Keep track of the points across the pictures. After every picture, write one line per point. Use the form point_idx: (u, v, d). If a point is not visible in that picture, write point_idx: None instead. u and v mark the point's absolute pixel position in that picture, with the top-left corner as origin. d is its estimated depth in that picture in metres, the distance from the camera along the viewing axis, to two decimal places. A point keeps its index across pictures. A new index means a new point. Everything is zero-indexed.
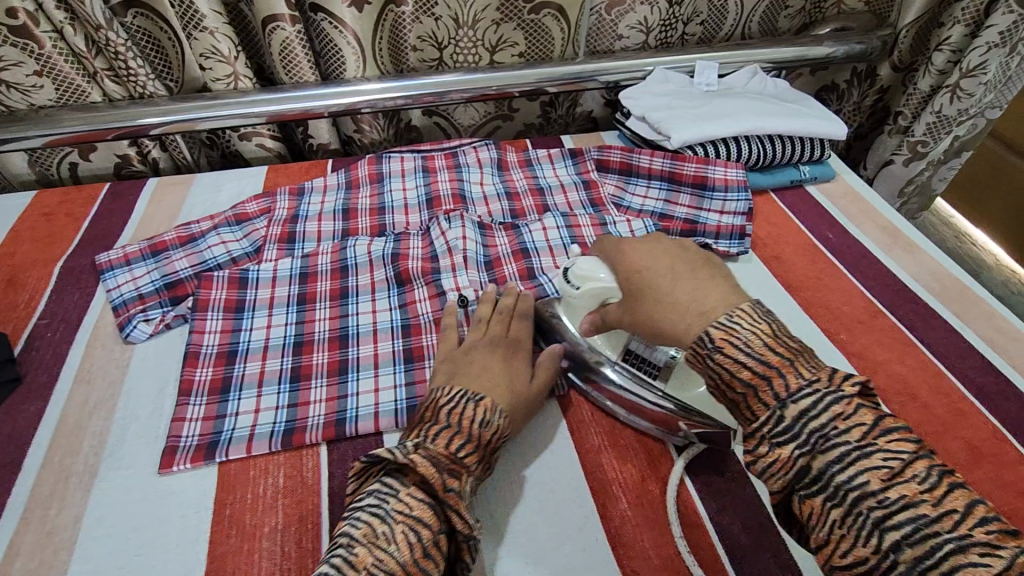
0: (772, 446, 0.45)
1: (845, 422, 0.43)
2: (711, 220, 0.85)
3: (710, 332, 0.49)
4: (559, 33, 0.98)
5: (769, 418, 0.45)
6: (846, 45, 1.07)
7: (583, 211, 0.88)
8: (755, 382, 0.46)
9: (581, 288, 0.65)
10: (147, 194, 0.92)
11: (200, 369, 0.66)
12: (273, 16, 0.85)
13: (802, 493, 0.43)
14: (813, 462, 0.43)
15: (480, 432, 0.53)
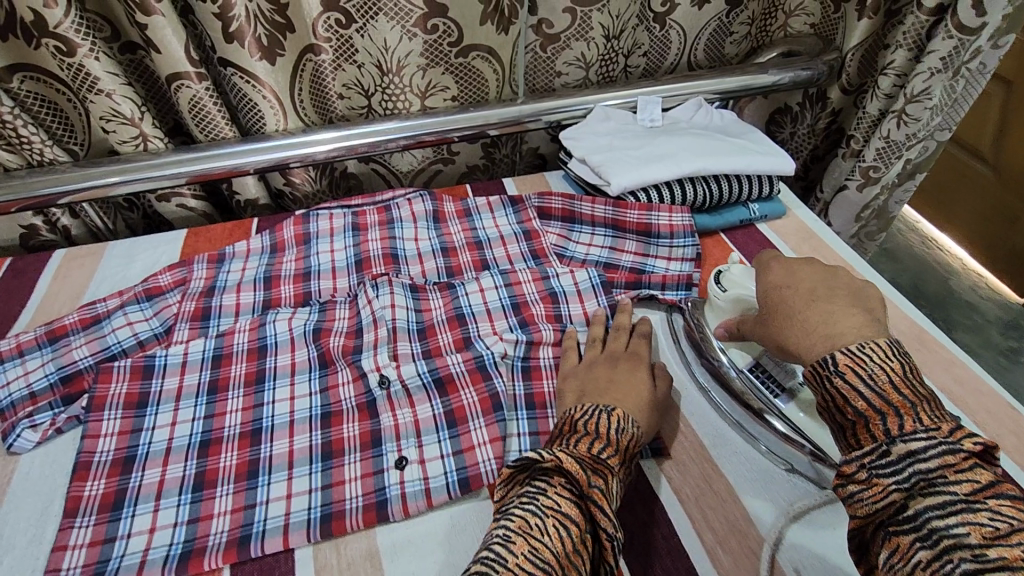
0: (869, 476, 0.44)
1: (955, 474, 0.41)
2: (658, 269, 0.81)
3: (835, 356, 0.48)
4: (493, 75, 0.93)
5: (871, 451, 0.45)
6: (791, 72, 1.04)
7: (524, 265, 0.82)
8: (867, 413, 0.46)
9: (727, 292, 0.68)
10: (52, 269, 0.84)
11: (90, 483, 0.59)
12: (176, 75, 0.79)
13: (892, 529, 0.42)
14: (909, 502, 0.42)
15: (615, 437, 0.55)
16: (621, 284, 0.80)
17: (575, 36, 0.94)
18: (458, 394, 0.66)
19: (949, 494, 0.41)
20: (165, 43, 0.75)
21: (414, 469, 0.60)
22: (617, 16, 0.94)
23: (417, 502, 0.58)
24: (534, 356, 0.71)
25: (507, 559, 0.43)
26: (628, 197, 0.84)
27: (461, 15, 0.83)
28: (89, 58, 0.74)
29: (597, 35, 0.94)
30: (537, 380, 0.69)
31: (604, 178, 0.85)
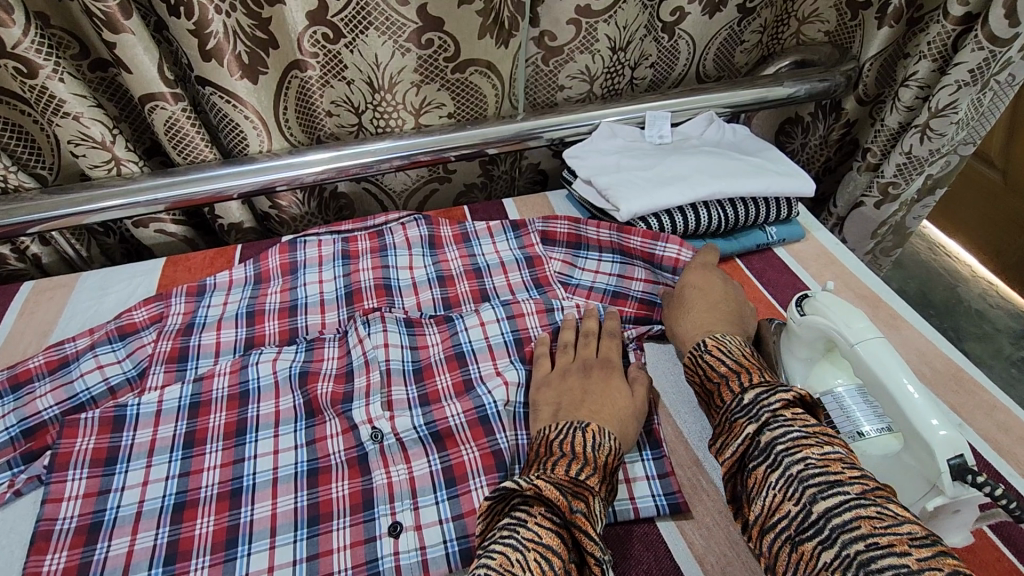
0: (732, 423, 0.52)
1: (791, 412, 0.50)
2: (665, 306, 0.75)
3: (705, 338, 0.60)
4: (491, 90, 0.88)
5: (732, 402, 0.53)
6: (807, 84, 0.98)
7: (527, 296, 0.76)
8: (730, 374, 0.56)
9: (806, 317, 0.58)
10: (19, 303, 0.78)
11: (51, 557, 0.53)
12: (150, 96, 0.73)
13: (751, 464, 0.49)
14: (761, 434, 0.49)
15: (592, 455, 0.53)
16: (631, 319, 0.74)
17: (579, 48, 0.88)
18: (458, 449, 0.60)
19: (790, 428, 0.48)
20: (137, 62, 0.69)
21: (410, 537, 0.55)
22: (624, 27, 0.88)
23: None
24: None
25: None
26: (638, 222, 0.78)
27: (457, 28, 0.78)
28: (53, 80, 0.68)
29: (602, 47, 0.89)
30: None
31: (612, 204, 0.79)
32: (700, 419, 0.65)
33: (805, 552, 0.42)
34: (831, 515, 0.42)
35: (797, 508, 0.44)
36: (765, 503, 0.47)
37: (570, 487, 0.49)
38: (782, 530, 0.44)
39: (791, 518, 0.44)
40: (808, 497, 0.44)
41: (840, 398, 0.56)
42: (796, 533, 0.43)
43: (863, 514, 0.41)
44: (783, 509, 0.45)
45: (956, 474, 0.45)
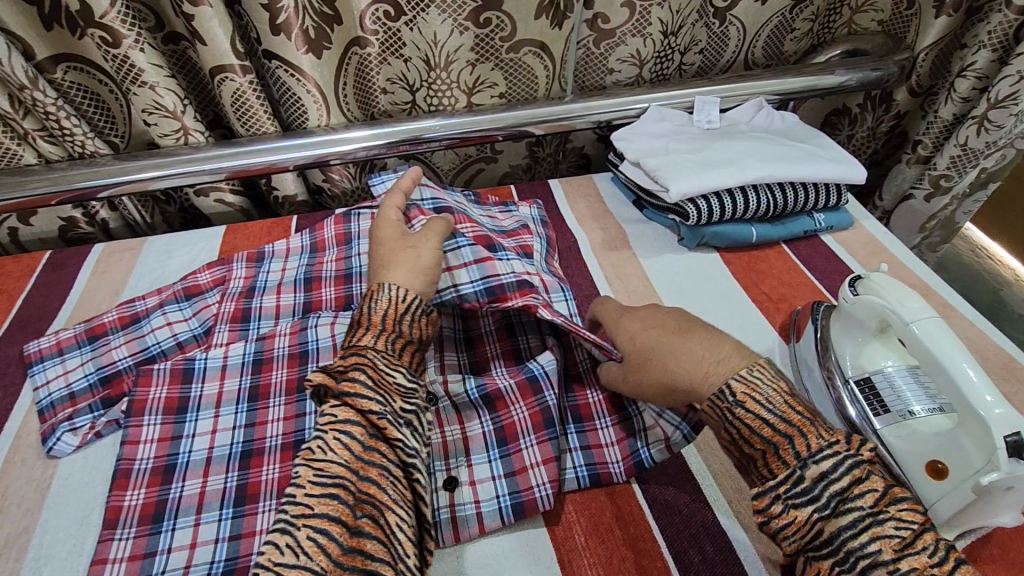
0: (786, 507, 0.43)
1: (860, 485, 0.42)
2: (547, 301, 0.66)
3: (732, 384, 0.48)
4: (543, 72, 0.89)
5: (786, 479, 0.43)
6: (859, 73, 0.97)
7: (525, 259, 0.73)
8: (776, 441, 0.45)
9: (860, 296, 0.59)
10: (92, 263, 0.83)
11: (130, 493, 0.57)
12: (220, 67, 0.76)
13: (813, 555, 0.41)
14: (826, 525, 0.41)
15: (375, 317, 0.53)
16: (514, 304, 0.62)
17: (631, 32, 0.89)
18: (508, 410, 0.61)
19: (857, 511, 0.40)
20: (211, 35, 0.72)
21: (465, 492, 0.57)
22: (677, 11, 0.89)
23: (469, 527, 0.55)
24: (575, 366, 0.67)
25: (297, 492, 0.42)
26: (687, 204, 0.78)
27: (515, 8, 0.79)
28: (134, 49, 0.72)
29: (654, 30, 0.89)
30: (580, 391, 0.65)
31: (662, 185, 0.79)
32: None
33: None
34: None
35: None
36: None
37: (344, 363, 0.49)
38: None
39: None
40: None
41: (890, 378, 0.57)
42: None
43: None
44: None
45: (1013, 451, 0.46)
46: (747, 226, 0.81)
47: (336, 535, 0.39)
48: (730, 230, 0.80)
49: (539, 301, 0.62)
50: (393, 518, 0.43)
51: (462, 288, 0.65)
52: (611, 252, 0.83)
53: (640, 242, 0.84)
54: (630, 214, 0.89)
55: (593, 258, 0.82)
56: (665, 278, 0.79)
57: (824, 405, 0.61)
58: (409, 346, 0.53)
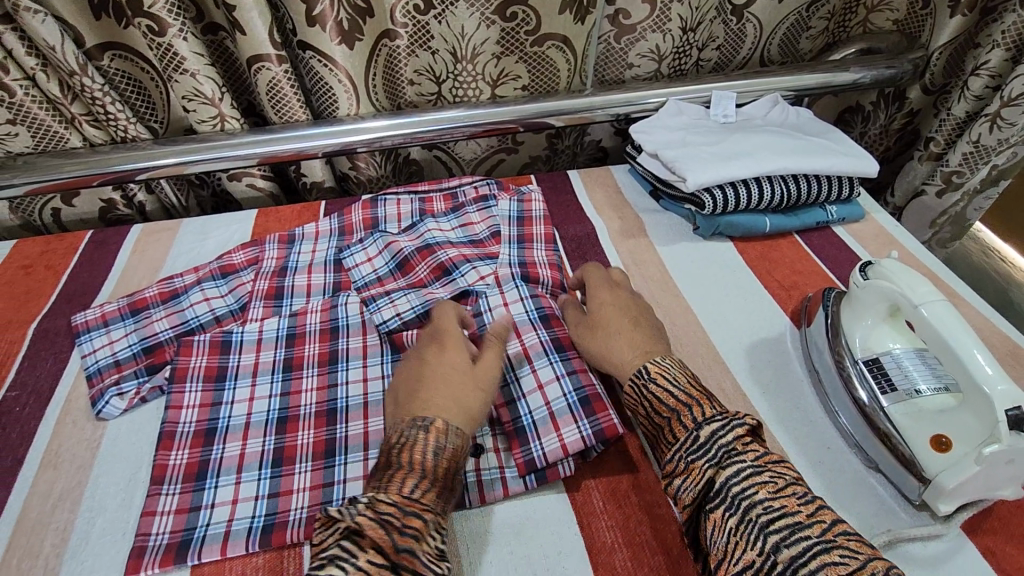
0: (686, 465, 0.51)
1: (743, 445, 0.50)
2: (491, 301, 0.71)
3: (647, 366, 0.58)
4: (565, 65, 0.92)
5: (686, 440, 0.52)
6: (873, 70, 1.00)
7: (484, 263, 0.77)
8: (679, 410, 0.54)
9: (870, 281, 0.62)
10: (131, 242, 0.87)
11: (175, 453, 0.61)
12: (258, 57, 0.79)
13: (707, 507, 0.48)
14: (717, 475, 0.49)
15: (431, 462, 0.51)
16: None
17: (651, 27, 0.92)
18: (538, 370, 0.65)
19: (742, 463, 0.49)
20: (251, 25, 0.76)
21: (490, 458, 0.60)
22: (696, 8, 0.91)
23: (494, 490, 0.58)
24: (547, 305, 0.71)
25: (357, 555, 0.43)
26: (703, 194, 0.81)
27: (540, 3, 0.82)
28: (178, 38, 0.75)
29: (674, 26, 0.92)
30: (557, 325, 0.69)
31: (679, 175, 0.82)
32: (763, 378, 0.67)
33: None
34: (797, 566, 0.42)
35: (761, 558, 0.44)
36: (725, 549, 0.46)
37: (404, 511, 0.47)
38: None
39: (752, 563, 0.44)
40: (772, 546, 0.44)
41: (898, 360, 0.60)
42: None
43: (828, 561, 0.42)
44: (747, 559, 0.44)
45: (1013, 424, 0.48)
46: (761, 217, 0.83)
47: None
48: (744, 220, 0.82)
49: None
50: (426, 549, 0.46)
51: (405, 314, 0.71)
52: (628, 239, 0.86)
53: (656, 231, 0.87)
54: (646, 204, 0.92)
55: (610, 245, 0.85)
56: (680, 265, 0.82)
57: (832, 383, 0.63)
58: (445, 488, 0.51)
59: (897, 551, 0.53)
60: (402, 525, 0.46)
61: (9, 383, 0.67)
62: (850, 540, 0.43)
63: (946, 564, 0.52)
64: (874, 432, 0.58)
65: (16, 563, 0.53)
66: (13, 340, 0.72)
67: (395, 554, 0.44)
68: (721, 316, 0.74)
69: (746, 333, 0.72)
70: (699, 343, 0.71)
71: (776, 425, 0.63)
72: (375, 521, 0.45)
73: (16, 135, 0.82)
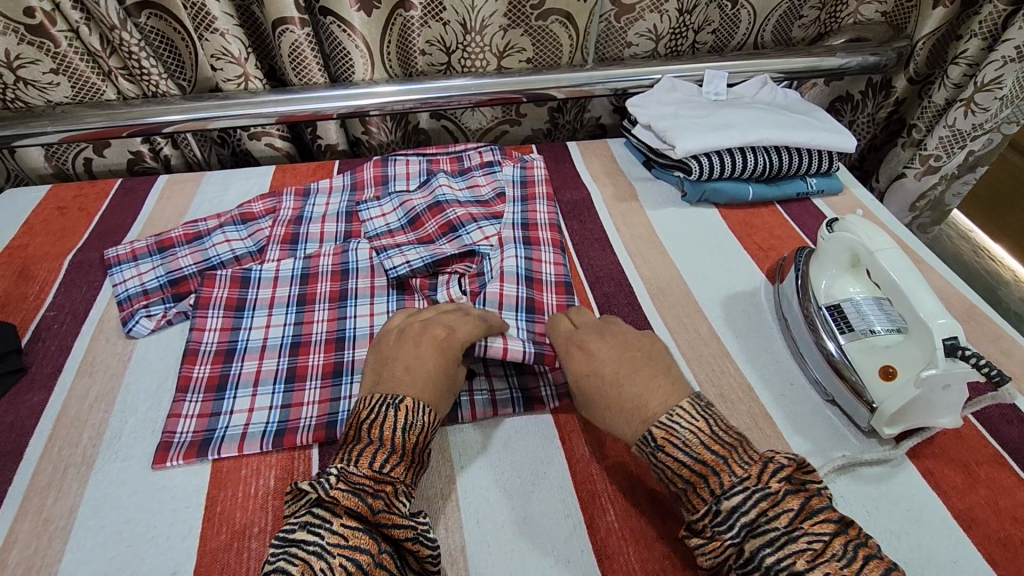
0: (712, 534, 0.46)
1: (773, 509, 0.45)
2: (493, 262, 0.76)
3: (653, 432, 0.52)
4: (567, 40, 0.99)
5: (707, 514, 0.47)
6: (859, 57, 1.05)
7: (489, 223, 0.82)
8: (693, 481, 0.49)
9: (836, 233, 0.68)
10: (158, 191, 0.94)
11: (198, 366, 0.67)
12: (283, 19, 0.85)
13: (739, 574, 0.45)
14: (745, 547, 0.45)
15: (401, 439, 0.52)
16: (449, 271, 0.77)
17: (649, 8, 0.98)
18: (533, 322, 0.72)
19: (769, 538, 0.44)
20: None
21: (481, 381, 0.66)
22: None
23: (484, 409, 0.64)
24: (537, 270, 0.76)
25: (333, 520, 0.47)
26: (691, 159, 0.87)
27: None
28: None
29: (670, 7, 0.98)
30: (538, 289, 0.74)
31: (670, 143, 0.88)
32: (736, 326, 0.74)
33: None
34: None
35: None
36: None
37: (372, 484, 0.48)
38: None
39: None
40: None
41: (857, 305, 0.65)
42: None
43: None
44: None
45: (948, 351, 0.54)
46: (745, 186, 0.89)
47: (365, 564, 0.45)
48: (728, 187, 0.88)
49: (467, 273, 0.76)
50: (400, 512, 0.48)
51: (414, 263, 0.76)
52: (621, 204, 0.92)
53: (647, 197, 0.93)
54: (640, 173, 0.98)
55: (604, 209, 0.91)
56: (667, 228, 0.88)
57: (800, 329, 0.69)
58: (415, 463, 0.53)
59: (844, 469, 0.59)
60: (374, 491, 0.48)
61: (48, 305, 0.74)
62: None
63: (887, 482, 0.58)
64: (832, 369, 0.63)
65: (57, 451, 0.59)
66: (50, 270, 0.79)
67: (373, 517, 0.47)
68: (702, 273, 0.80)
69: (723, 288, 0.78)
70: (678, 295, 0.77)
71: (746, 364, 0.69)
72: (349, 492, 0.47)
73: (58, 85, 0.88)
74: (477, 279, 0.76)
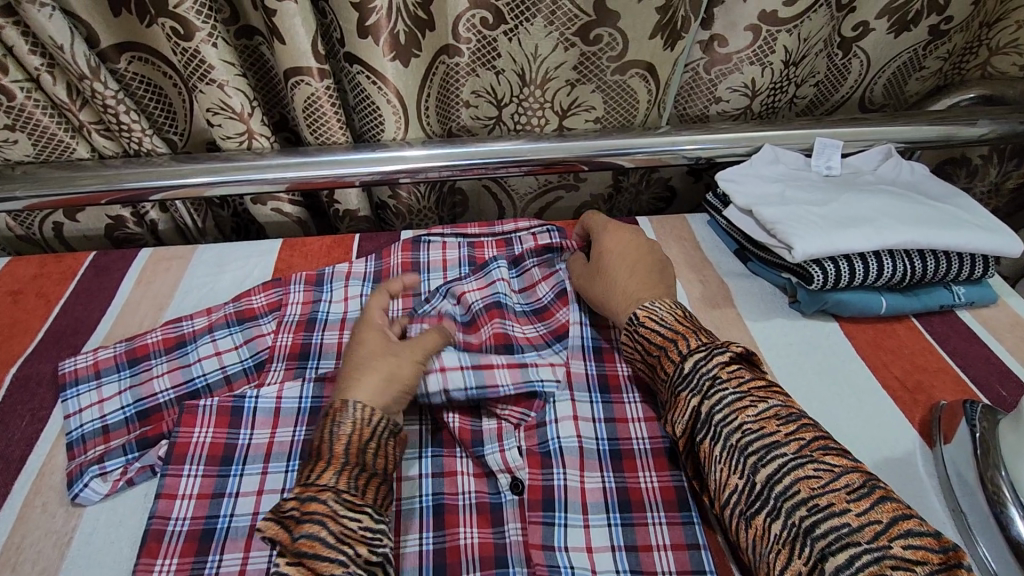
0: (673, 397, 0.52)
1: (726, 372, 0.50)
2: (560, 409, 0.58)
3: (636, 312, 0.59)
4: (645, 96, 0.80)
5: (674, 371, 0.53)
6: (1003, 125, 0.85)
7: (553, 350, 0.64)
8: (665, 347, 0.55)
9: None
10: (137, 270, 0.76)
11: (161, 563, 0.49)
12: (297, 70, 0.68)
13: (699, 437, 0.49)
14: (702, 402, 0.49)
15: (331, 444, 0.48)
16: (500, 413, 0.58)
17: (750, 59, 0.79)
18: (644, 514, 0.52)
19: (726, 392, 0.49)
20: (292, 33, 0.64)
21: None
22: (804, 39, 0.79)
23: None
24: (624, 437, 0.58)
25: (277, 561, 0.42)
26: (812, 266, 0.67)
27: (631, 25, 0.71)
28: (206, 44, 0.64)
29: (777, 59, 0.79)
30: (631, 471, 0.55)
31: (783, 241, 0.68)
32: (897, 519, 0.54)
33: (756, 524, 0.43)
34: (773, 483, 0.43)
35: (743, 480, 0.45)
36: (719, 484, 0.47)
37: (297, 504, 0.44)
38: (733, 505, 0.45)
39: (739, 491, 0.45)
40: (750, 467, 0.45)
41: None
42: (747, 507, 0.44)
43: (802, 475, 0.43)
44: (732, 483, 0.46)
45: None
46: (877, 295, 0.70)
47: None
48: (858, 299, 0.69)
49: (525, 423, 0.58)
50: (332, 526, 0.43)
51: (454, 393, 0.56)
52: (714, 309, 0.73)
53: (744, 301, 0.74)
54: (731, 266, 0.79)
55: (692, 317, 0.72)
56: (777, 347, 0.68)
57: (988, 530, 0.51)
58: (366, 466, 0.47)
59: None
60: (300, 512, 0.43)
61: None
62: (827, 454, 0.43)
63: None
64: None
65: None
66: None
67: (295, 540, 0.42)
68: (833, 425, 0.60)
69: (865, 452, 0.58)
70: None
71: None
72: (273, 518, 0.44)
73: (16, 142, 0.71)
74: (537, 431, 0.57)
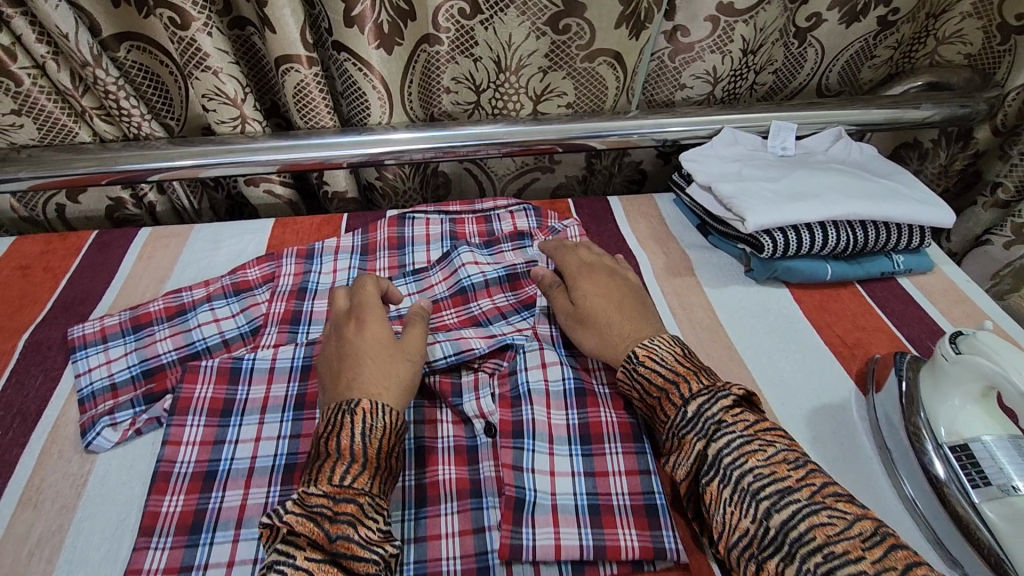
0: (676, 441, 0.53)
1: (732, 416, 0.51)
2: (529, 360, 0.64)
3: (636, 350, 0.58)
4: (614, 82, 0.86)
5: (677, 416, 0.53)
6: (945, 109, 0.92)
7: (520, 316, 0.70)
8: (667, 389, 0.55)
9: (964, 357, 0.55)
10: (137, 247, 0.81)
11: (169, 498, 0.54)
12: (286, 57, 0.73)
13: (704, 479, 0.50)
14: (708, 446, 0.50)
15: (361, 447, 0.49)
16: (475, 370, 0.64)
17: (710, 48, 0.85)
18: (603, 445, 0.58)
19: (733, 436, 0.50)
20: (282, 23, 0.69)
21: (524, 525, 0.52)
22: (760, 29, 0.85)
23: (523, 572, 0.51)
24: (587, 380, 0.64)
25: (295, 555, 0.44)
26: (762, 235, 0.74)
27: (597, 16, 0.76)
28: (202, 34, 0.69)
29: (734, 47, 0.85)
30: (592, 407, 0.61)
31: (737, 214, 0.75)
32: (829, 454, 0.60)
33: (769, 567, 0.44)
34: (788, 528, 0.45)
35: (754, 524, 0.46)
36: (722, 519, 0.48)
37: (322, 503, 0.46)
38: (745, 549, 0.46)
39: (750, 534, 0.46)
40: (710, 432, 0.51)
41: (990, 448, 0.55)
42: (759, 550, 0.45)
43: (816, 522, 0.44)
44: (742, 526, 0.47)
45: None
46: (823, 264, 0.77)
47: None
48: (804, 267, 0.76)
49: (497, 372, 0.64)
50: (362, 531, 0.45)
51: (436, 362, 0.62)
52: (675, 278, 0.79)
53: (704, 270, 0.80)
54: (693, 239, 0.85)
55: (655, 284, 0.78)
56: (730, 309, 0.75)
57: (906, 464, 0.58)
58: (382, 468, 0.50)
59: None
60: (332, 514, 0.45)
61: None
62: (839, 500, 0.45)
63: None
64: (957, 526, 0.53)
65: None
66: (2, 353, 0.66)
67: (330, 543, 0.44)
68: (778, 376, 0.67)
69: (803, 398, 0.65)
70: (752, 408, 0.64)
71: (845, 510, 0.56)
72: (302, 516, 0.45)
73: (22, 126, 0.76)
74: (509, 379, 0.63)
